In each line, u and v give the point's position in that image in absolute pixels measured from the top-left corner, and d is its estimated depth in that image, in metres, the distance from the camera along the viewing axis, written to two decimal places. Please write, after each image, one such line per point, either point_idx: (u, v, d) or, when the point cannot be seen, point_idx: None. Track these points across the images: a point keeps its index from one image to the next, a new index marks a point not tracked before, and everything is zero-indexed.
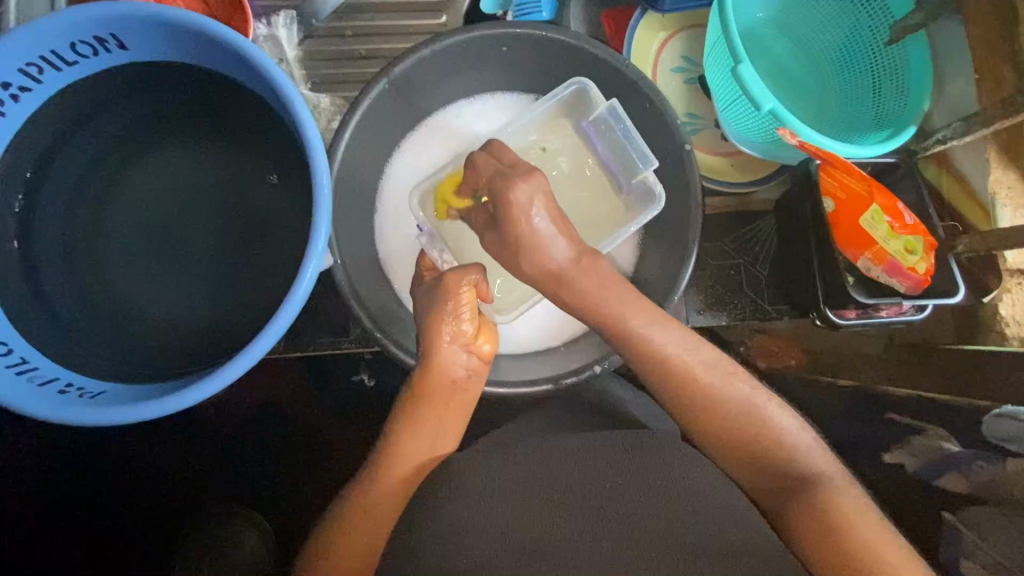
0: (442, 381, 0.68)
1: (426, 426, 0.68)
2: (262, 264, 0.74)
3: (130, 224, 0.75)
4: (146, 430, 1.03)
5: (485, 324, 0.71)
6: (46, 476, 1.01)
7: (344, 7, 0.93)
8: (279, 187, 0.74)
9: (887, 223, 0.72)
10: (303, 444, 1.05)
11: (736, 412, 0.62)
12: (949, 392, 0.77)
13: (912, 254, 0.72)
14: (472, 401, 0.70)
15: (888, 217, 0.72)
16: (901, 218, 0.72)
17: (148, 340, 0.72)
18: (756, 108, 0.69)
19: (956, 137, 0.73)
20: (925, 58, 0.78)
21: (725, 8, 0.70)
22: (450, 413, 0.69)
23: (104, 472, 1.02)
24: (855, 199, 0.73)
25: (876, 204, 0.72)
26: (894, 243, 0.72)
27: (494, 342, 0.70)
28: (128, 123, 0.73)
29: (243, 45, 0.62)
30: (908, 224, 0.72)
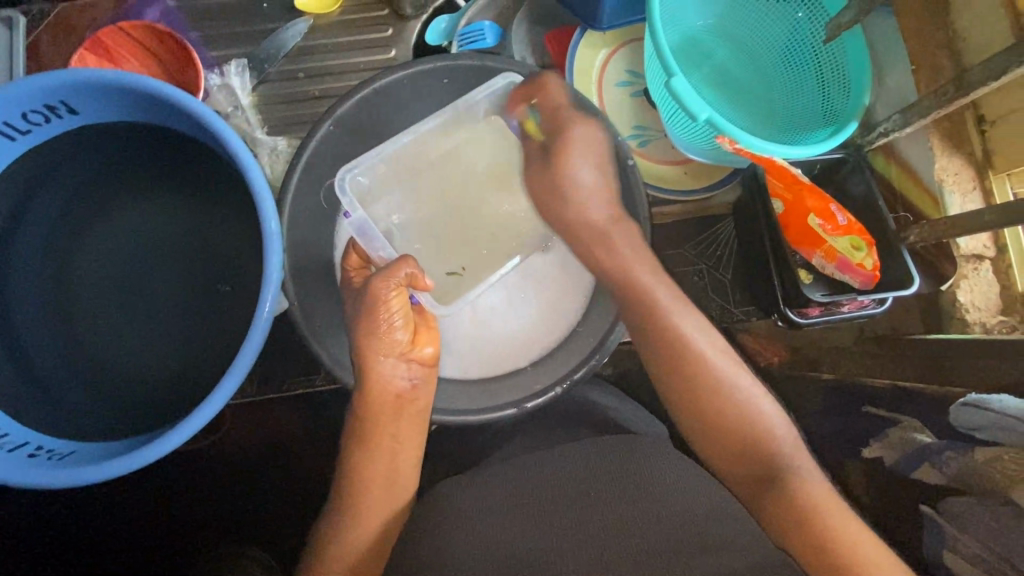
0: (387, 394, 0.71)
1: (381, 447, 0.72)
2: (227, 311, 0.75)
3: (92, 284, 0.76)
4: (139, 480, 1.04)
5: (422, 328, 0.74)
6: (43, 534, 1.02)
7: (297, 51, 0.96)
8: (238, 233, 0.76)
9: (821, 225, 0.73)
10: (292, 479, 1.06)
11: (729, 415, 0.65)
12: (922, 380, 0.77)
13: (859, 250, 0.72)
14: (426, 408, 0.74)
15: (820, 220, 0.73)
16: (834, 219, 0.72)
17: (117, 396, 0.73)
18: (693, 119, 0.70)
19: (898, 129, 0.71)
20: (864, 51, 0.78)
21: (653, 23, 0.70)
22: (406, 425, 0.73)
23: (93, 527, 1.02)
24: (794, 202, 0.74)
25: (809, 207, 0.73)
26: (838, 242, 0.73)
27: (436, 345, 0.74)
28: (82, 186, 0.74)
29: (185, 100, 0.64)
30: (841, 225, 0.72)
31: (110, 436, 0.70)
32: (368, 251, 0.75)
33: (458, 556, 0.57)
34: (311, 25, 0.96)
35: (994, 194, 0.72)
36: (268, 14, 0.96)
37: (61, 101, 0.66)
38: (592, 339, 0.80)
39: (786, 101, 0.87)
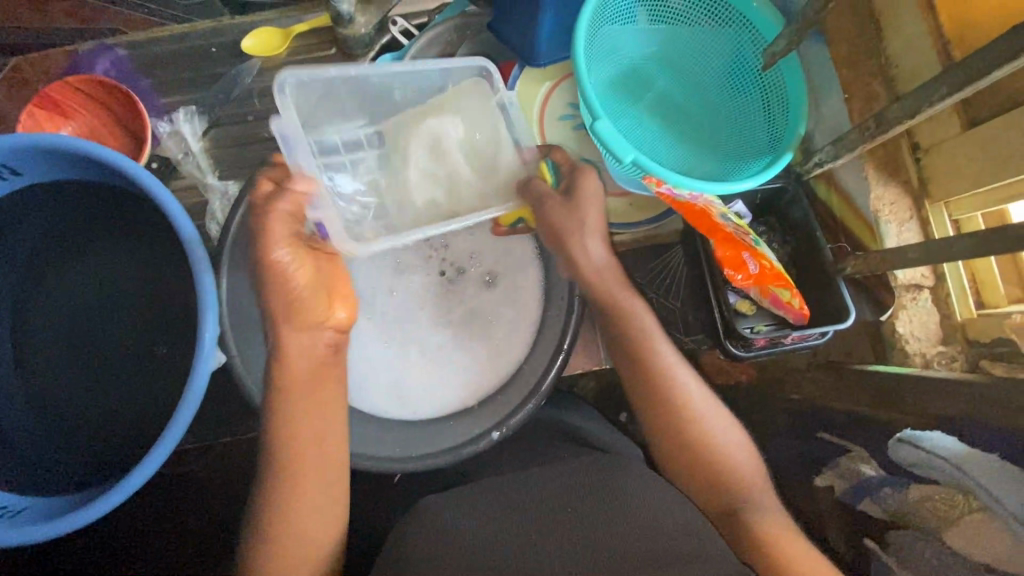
0: (305, 358, 0.70)
1: (303, 424, 0.69)
2: (174, 358, 0.76)
3: (38, 338, 0.76)
4: (102, 527, 1.03)
5: (343, 290, 0.73)
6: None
7: (247, 94, 0.97)
8: (184, 282, 0.77)
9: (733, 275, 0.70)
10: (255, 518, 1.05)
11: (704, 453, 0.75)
12: (877, 405, 0.75)
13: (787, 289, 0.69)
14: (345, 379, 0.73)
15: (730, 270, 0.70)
16: (743, 268, 0.69)
17: (65, 449, 0.74)
18: (620, 160, 0.71)
19: (830, 161, 0.71)
20: (800, 78, 0.78)
21: (578, 68, 0.72)
22: (323, 390, 0.71)
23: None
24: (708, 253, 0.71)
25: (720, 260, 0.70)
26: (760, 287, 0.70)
27: (351, 310, 0.72)
28: (24, 245, 0.75)
29: (119, 160, 0.65)
30: (752, 274, 0.69)
31: (64, 489, 0.71)
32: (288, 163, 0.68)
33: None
34: (261, 68, 0.97)
35: (930, 223, 0.71)
36: (218, 59, 0.97)
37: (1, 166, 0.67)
38: (540, 370, 0.82)
39: (728, 129, 0.86)
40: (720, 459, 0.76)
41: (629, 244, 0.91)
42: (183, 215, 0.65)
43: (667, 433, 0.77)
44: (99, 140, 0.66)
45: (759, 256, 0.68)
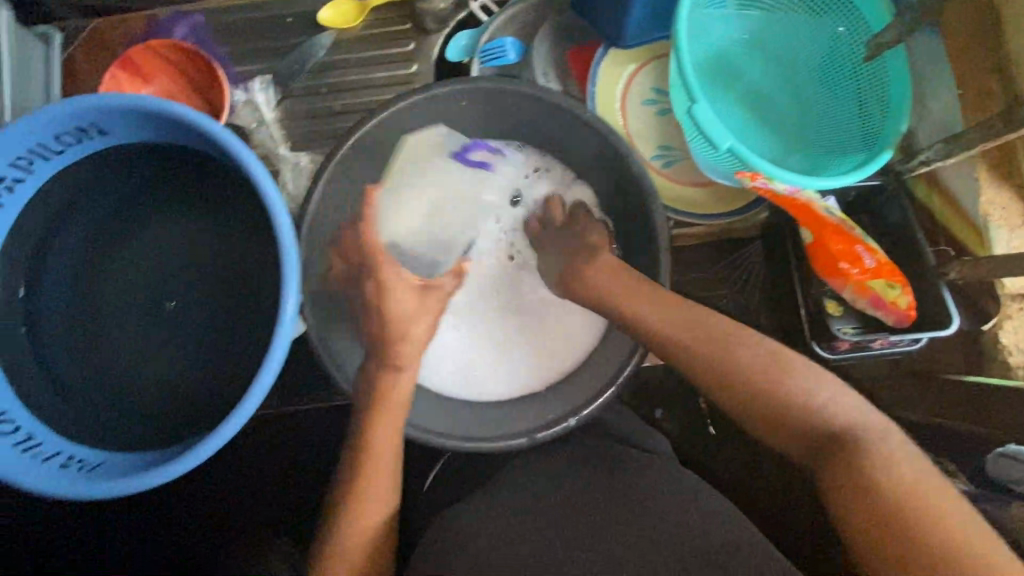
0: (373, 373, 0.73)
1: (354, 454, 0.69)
2: (255, 318, 0.81)
3: (113, 304, 0.82)
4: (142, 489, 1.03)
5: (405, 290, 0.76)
6: None
7: (319, 66, 0.96)
8: (262, 251, 0.80)
9: (847, 268, 0.67)
10: None
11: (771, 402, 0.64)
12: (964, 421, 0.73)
13: (895, 287, 0.66)
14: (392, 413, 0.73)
15: (846, 263, 0.67)
16: (860, 261, 0.67)
17: (148, 408, 0.80)
18: (715, 146, 0.68)
19: (938, 160, 0.68)
20: (905, 73, 0.75)
21: (681, 46, 0.68)
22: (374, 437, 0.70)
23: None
24: (825, 241, 0.67)
25: (836, 251, 0.67)
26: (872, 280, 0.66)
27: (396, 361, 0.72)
28: (102, 212, 0.81)
29: (201, 123, 0.67)
30: (871, 266, 0.66)
31: (136, 446, 0.76)
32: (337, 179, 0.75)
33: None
34: (336, 40, 0.96)
35: None
36: (295, 30, 0.96)
37: (92, 123, 0.71)
38: (624, 345, 0.78)
39: (818, 121, 0.83)
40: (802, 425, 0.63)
41: (702, 237, 0.89)
42: (266, 186, 0.65)
43: (736, 400, 0.66)
44: (148, 95, 0.68)
45: (870, 245, 0.67)
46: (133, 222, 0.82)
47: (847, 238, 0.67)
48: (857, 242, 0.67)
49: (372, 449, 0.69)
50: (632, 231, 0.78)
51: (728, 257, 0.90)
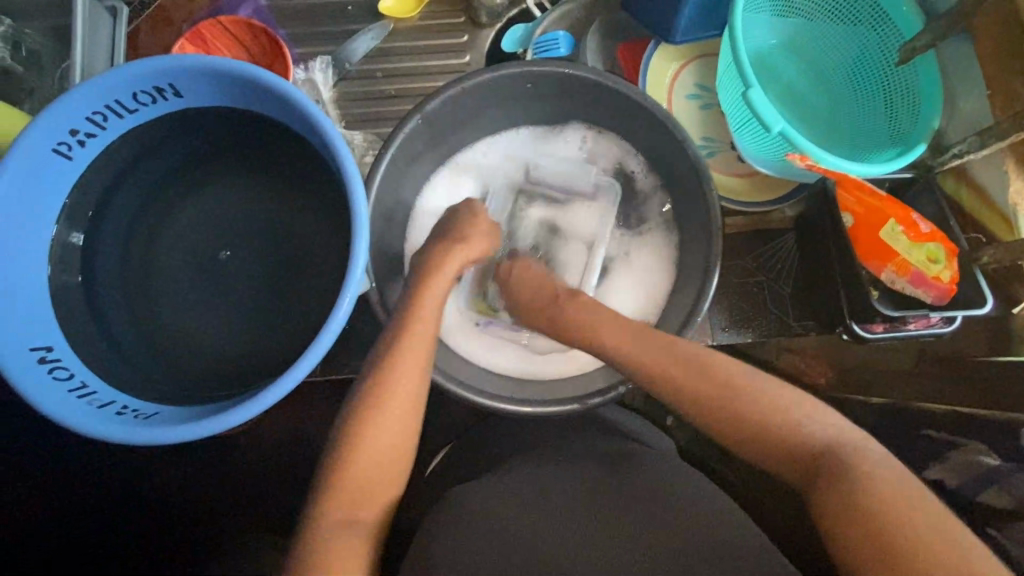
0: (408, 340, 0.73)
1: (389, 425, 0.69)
2: (309, 281, 0.83)
3: (170, 263, 0.84)
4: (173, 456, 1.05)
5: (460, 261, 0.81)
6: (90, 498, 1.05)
7: (375, 51, 1.00)
8: (321, 217, 0.83)
9: (904, 235, 0.74)
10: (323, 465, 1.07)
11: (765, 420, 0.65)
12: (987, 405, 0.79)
13: (937, 262, 0.74)
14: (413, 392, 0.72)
15: (903, 229, 0.74)
16: (917, 227, 0.74)
17: (199, 368, 0.81)
18: (767, 130, 0.73)
19: (973, 150, 0.75)
20: (935, 75, 0.80)
21: (737, 37, 0.73)
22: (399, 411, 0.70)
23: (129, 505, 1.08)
24: (874, 213, 0.76)
25: (892, 218, 0.75)
26: (916, 253, 0.74)
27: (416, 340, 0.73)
28: (164, 173, 0.83)
29: (282, 86, 0.71)
30: (925, 233, 0.74)
31: (187, 400, 0.77)
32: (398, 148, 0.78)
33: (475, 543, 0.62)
34: (393, 29, 1.00)
35: None
36: (354, 16, 1.01)
37: (170, 84, 0.74)
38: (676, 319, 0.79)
39: (847, 120, 0.89)
40: (789, 439, 0.64)
41: (740, 226, 0.93)
42: (343, 146, 0.69)
43: (728, 412, 0.67)
44: (236, 60, 0.72)
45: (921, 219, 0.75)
46: (191, 188, 0.84)
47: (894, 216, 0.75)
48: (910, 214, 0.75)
49: (366, 437, 0.68)
50: (683, 211, 0.83)
51: (763, 244, 0.93)
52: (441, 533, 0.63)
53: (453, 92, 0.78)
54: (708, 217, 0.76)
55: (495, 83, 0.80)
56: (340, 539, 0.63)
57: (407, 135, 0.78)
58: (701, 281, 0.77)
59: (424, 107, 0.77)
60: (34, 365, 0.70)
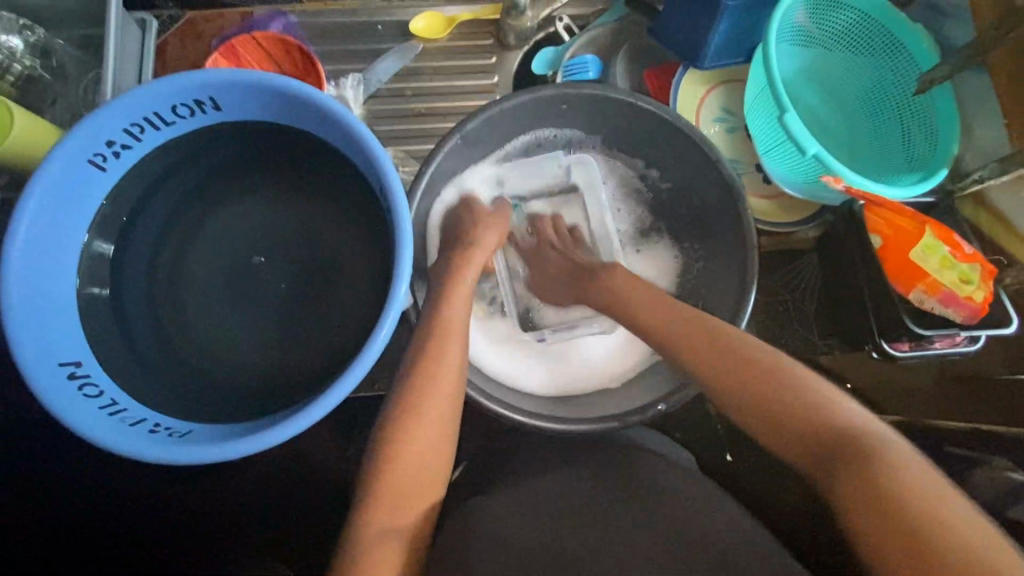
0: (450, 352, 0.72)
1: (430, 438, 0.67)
2: (342, 295, 0.82)
3: (197, 276, 0.82)
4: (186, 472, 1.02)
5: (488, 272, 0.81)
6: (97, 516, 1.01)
7: (404, 70, 1.02)
8: (355, 231, 0.83)
9: (942, 254, 0.77)
10: (341, 484, 1.05)
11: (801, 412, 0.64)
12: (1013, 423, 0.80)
13: (968, 284, 0.76)
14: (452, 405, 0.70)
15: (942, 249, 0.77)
16: (959, 247, 0.77)
17: (226, 385, 0.78)
18: (800, 152, 0.75)
19: (993, 176, 0.78)
20: (952, 105, 0.84)
21: (772, 63, 0.76)
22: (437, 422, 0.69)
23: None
24: (906, 234, 0.78)
25: (929, 237, 0.77)
26: (948, 274, 0.77)
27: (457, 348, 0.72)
28: (196, 186, 0.82)
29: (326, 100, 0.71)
30: (965, 253, 0.77)
31: (217, 418, 0.75)
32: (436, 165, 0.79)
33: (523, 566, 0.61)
34: (422, 49, 1.02)
35: None
36: (384, 35, 1.02)
37: (210, 97, 0.74)
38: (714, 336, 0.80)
39: (865, 143, 0.91)
40: (815, 428, 0.62)
41: (766, 247, 0.96)
42: (390, 161, 0.69)
43: (760, 406, 0.65)
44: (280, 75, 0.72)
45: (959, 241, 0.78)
46: (221, 201, 0.83)
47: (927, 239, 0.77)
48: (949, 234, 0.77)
49: (408, 455, 0.66)
50: (718, 230, 0.85)
51: (787, 265, 0.96)
52: (488, 553, 0.62)
53: (492, 110, 0.80)
54: (744, 237, 0.79)
55: (532, 103, 0.82)
56: (384, 557, 0.61)
57: (444, 150, 0.80)
58: (738, 300, 0.78)
59: (463, 126, 0.79)
60: (65, 381, 0.67)
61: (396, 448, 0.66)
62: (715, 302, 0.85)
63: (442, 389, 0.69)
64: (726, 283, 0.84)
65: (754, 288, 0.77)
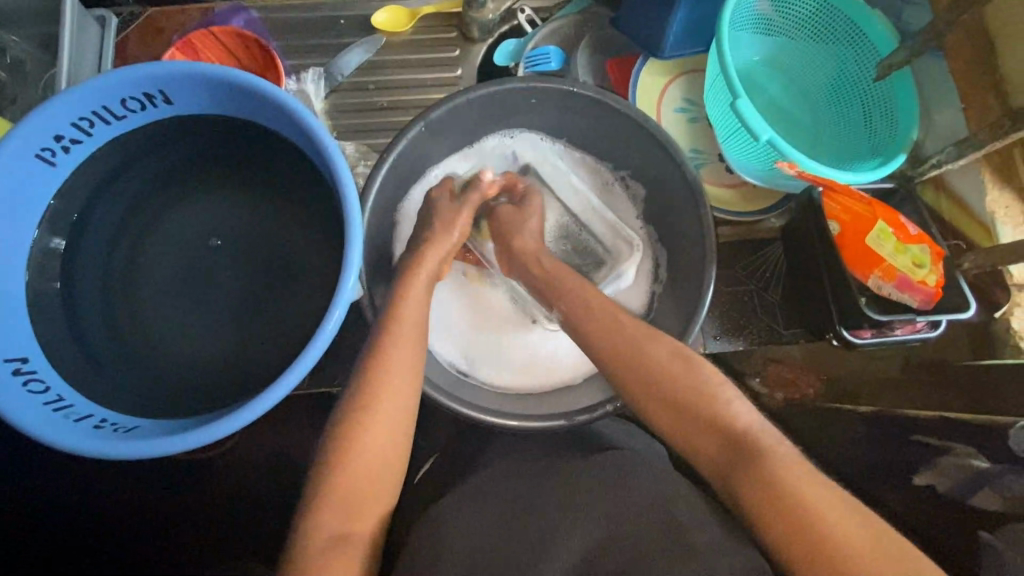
0: (405, 343, 0.71)
1: (377, 434, 0.66)
2: (299, 289, 0.81)
3: (154, 272, 0.82)
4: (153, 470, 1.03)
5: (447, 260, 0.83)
6: (70, 513, 1.03)
7: (367, 64, 1.01)
8: (312, 223, 0.82)
9: (893, 239, 0.76)
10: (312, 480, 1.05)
11: (694, 410, 0.64)
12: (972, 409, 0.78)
13: (922, 267, 0.76)
14: (399, 400, 0.69)
15: (893, 233, 0.76)
16: (905, 230, 0.77)
17: (183, 381, 0.78)
18: (755, 138, 0.75)
19: (950, 161, 0.78)
20: (912, 90, 0.83)
21: (726, 49, 0.76)
22: (384, 418, 0.67)
23: (106, 527, 1.03)
24: (858, 219, 0.78)
25: (880, 222, 0.76)
26: (902, 259, 0.76)
27: (410, 340, 0.72)
28: (151, 182, 0.81)
29: (275, 92, 0.69)
30: (913, 235, 0.76)
31: (169, 414, 0.74)
32: (394, 157, 0.79)
33: (478, 557, 0.61)
34: (384, 43, 1.02)
35: None
36: (346, 30, 1.02)
37: (159, 91, 0.72)
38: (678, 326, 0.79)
39: (829, 132, 0.91)
40: (713, 422, 0.63)
41: (730, 236, 0.95)
42: (340, 154, 0.68)
43: (667, 400, 0.66)
44: (226, 66, 0.71)
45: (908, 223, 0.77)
46: (178, 197, 0.83)
47: (880, 223, 0.77)
48: (898, 217, 0.77)
49: (359, 449, 0.65)
50: (678, 220, 0.84)
51: (754, 254, 0.95)
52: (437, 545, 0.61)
53: (454, 104, 0.79)
54: (700, 225, 0.78)
55: (494, 97, 0.82)
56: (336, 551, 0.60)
57: (405, 143, 0.79)
58: (696, 290, 0.78)
59: (421, 119, 0.78)
60: (9, 377, 0.67)
61: (348, 443, 0.65)
62: (676, 293, 0.84)
63: (394, 380, 0.68)
64: (685, 273, 0.83)
65: (710, 277, 0.76)
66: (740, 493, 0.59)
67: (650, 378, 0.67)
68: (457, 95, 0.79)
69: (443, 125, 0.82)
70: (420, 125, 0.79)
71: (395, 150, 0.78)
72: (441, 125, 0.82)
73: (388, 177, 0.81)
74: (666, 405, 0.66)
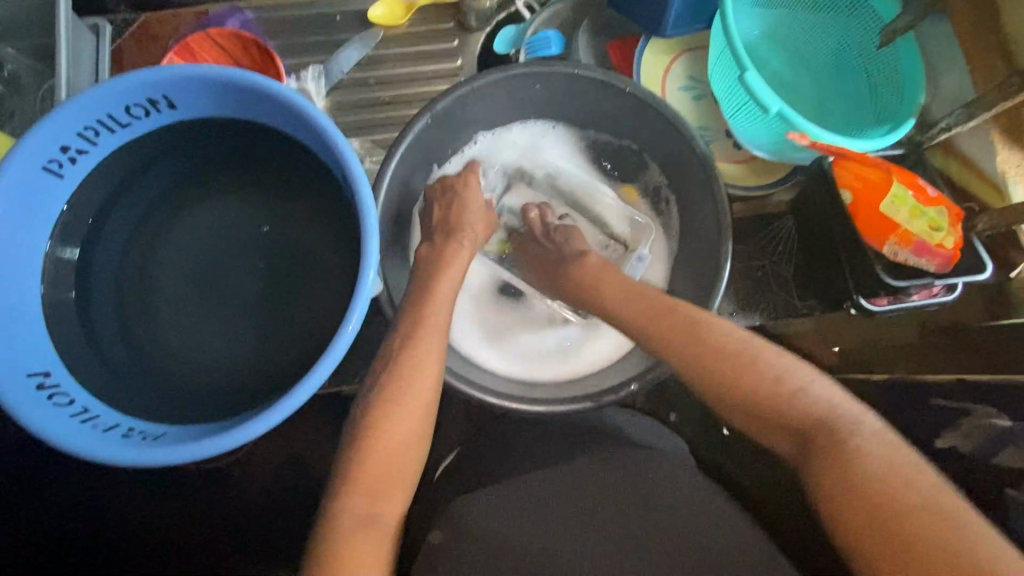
0: (429, 333, 0.71)
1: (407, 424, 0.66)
2: (315, 287, 0.81)
3: (169, 282, 0.81)
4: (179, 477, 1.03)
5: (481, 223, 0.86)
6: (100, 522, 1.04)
7: (366, 59, 1.01)
8: (324, 220, 0.82)
9: (911, 204, 0.77)
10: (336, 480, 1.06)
11: (759, 387, 0.66)
12: (989, 370, 0.80)
13: (938, 230, 0.77)
14: (429, 391, 0.69)
15: (911, 198, 0.77)
16: (923, 191, 0.78)
17: (204, 386, 0.77)
18: (764, 111, 0.75)
19: (959, 123, 0.78)
20: (916, 54, 0.83)
21: (730, 21, 0.76)
22: (413, 407, 0.68)
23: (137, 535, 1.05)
24: (872, 187, 0.78)
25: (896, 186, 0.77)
26: (917, 224, 0.77)
27: (436, 328, 0.72)
28: (161, 188, 0.81)
29: (281, 89, 0.68)
30: (931, 198, 0.78)
31: (194, 420, 0.74)
32: (404, 148, 0.78)
33: (514, 542, 0.61)
34: (383, 37, 1.01)
35: None
36: (344, 26, 1.01)
37: (163, 96, 0.71)
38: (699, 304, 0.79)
39: (835, 100, 0.91)
40: (779, 407, 0.65)
41: (740, 213, 0.95)
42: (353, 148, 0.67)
43: (718, 378, 0.67)
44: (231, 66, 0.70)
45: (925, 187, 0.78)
46: (188, 202, 0.82)
47: (894, 189, 0.77)
48: (915, 179, 0.78)
49: (391, 445, 0.65)
50: (690, 197, 0.84)
51: (766, 228, 0.95)
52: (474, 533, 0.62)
53: (462, 91, 0.79)
54: (715, 201, 0.78)
55: (500, 84, 0.81)
56: (372, 548, 0.61)
57: (416, 134, 0.78)
58: (714, 266, 0.78)
59: (431, 108, 0.78)
60: (32, 392, 0.66)
61: (377, 436, 0.65)
62: (691, 273, 0.84)
63: (419, 372, 0.68)
64: (699, 252, 0.83)
65: (728, 251, 0.76)
66: (812, 470, 0.61)
67: (712, 365, 0.68)
68: (464, 86, 0.78)
69: (449, 114, 0.82)
70: (427, 116, 0.78)
71: (407, 142, 0.77)
72: (448, 115, 0.82)
73: (401, 171, 0.81)
74: (698, 373, 0.69)
